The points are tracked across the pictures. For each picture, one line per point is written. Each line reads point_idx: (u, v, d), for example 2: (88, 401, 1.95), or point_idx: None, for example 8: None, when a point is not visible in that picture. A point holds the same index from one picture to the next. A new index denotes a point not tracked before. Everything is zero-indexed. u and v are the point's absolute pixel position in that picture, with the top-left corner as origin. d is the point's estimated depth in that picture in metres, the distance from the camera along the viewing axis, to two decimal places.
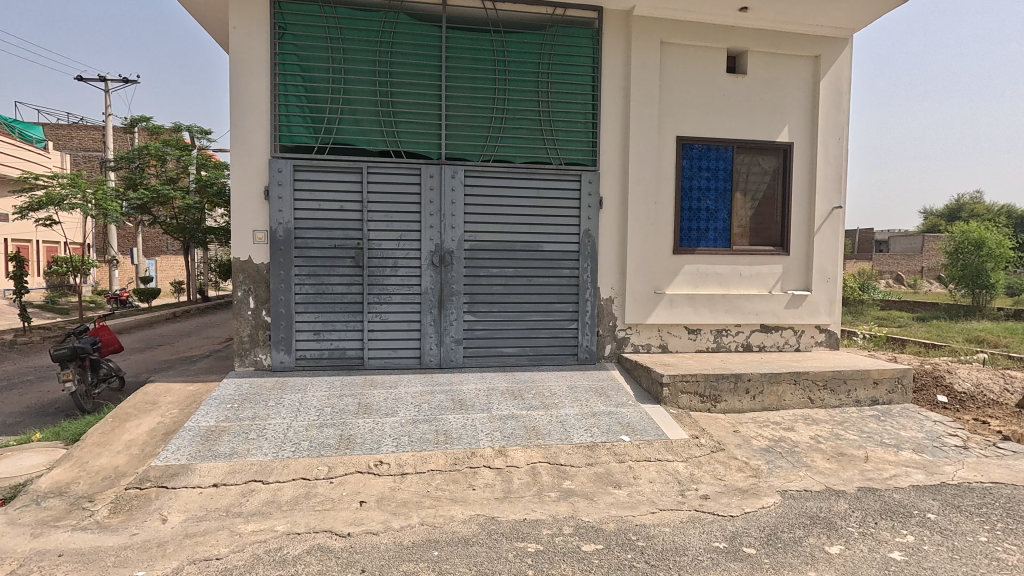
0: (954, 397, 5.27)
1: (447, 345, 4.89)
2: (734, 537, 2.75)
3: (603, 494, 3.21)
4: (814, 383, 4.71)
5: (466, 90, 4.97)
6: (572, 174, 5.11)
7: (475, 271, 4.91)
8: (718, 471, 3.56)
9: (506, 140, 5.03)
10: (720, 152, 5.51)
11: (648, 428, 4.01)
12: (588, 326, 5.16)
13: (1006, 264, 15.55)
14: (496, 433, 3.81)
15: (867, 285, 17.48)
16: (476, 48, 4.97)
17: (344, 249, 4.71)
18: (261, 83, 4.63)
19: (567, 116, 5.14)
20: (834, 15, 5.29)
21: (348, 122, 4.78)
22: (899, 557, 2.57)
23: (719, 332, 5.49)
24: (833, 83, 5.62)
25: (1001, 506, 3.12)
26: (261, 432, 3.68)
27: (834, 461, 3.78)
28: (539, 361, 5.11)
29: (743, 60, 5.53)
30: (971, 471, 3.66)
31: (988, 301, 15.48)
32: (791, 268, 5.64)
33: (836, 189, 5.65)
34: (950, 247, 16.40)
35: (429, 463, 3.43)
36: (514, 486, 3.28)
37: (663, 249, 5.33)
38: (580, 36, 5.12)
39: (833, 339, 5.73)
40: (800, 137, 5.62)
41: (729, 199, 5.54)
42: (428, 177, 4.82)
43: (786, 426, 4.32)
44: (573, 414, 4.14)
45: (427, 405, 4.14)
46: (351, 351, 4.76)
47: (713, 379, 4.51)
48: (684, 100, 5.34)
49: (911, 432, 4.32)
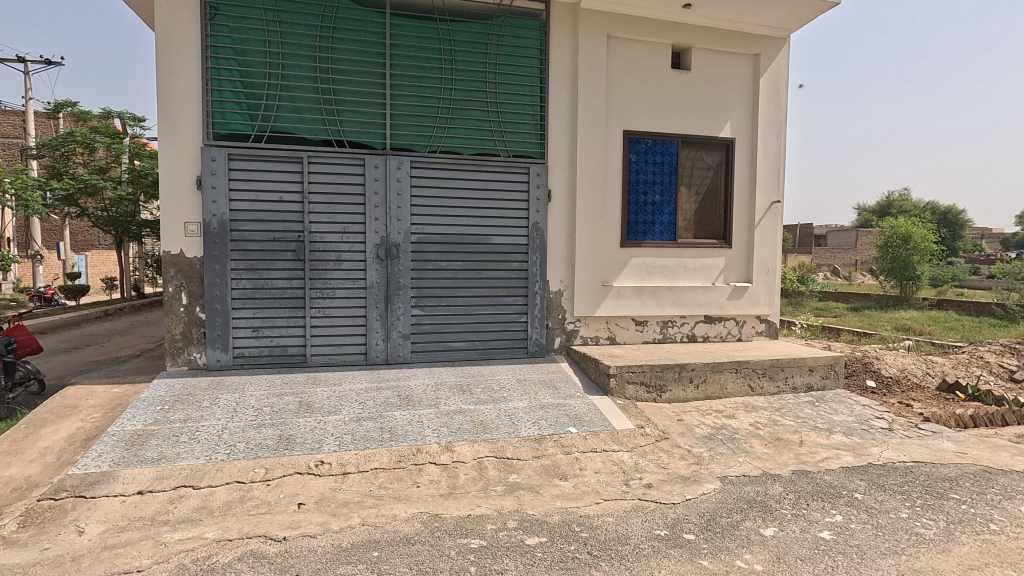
0: (881, 381, 5.59)
1: (394, 341, 4.78)
2: (675, 524, 2.79)
3: (548, 486, 3.21)
4: (755, 372, 4.87)
5: (412, 79, 4.84)
6: (520, 166, 5.08)
7: (423, 264, 4.81)
8: (662, 459, 3.63)
9: (453, 130, 4.93)
10: (666, 146, 5.60)
11: (595, 419, 4.05)
12: (537, 319, 5.17)
13: (931, 258, 16.59)
14: (444, 429, 3.75)
15: (806, 278, 18.32)
16: (422, 36, 4.85)
17: (284, 242, 4.53)
18: (190, 68, 4.38)
19: (514, 108, 5.09)
20: (773, 14, 5.45)
21: (287, 109, 4.56)
22: (828, 536, 2.68)
23: (665, 324, 5.61)
24: (772, 80, 5.81)
25: (920, 484, 3.31)
26: (193, 434, 3.49)
27: (771, 446, 3.91)
28: (488, 355, 5.07)
29: (688, 56, 5.63)
30: (895, 451, 3.86)
31: (915, 292, 16.46)
32: (733, 260, 5.82)
33: (775, 183, 5.86)
34: (881, 241, 17.32)
35: (373, 462, 3.35)
36: (460, 481, 3.23)
37: (611, 243, 5.40)
38: (526, 27, 5.08)
39: (772, 328, 5.98)
40: (742, 132, 5.79)
41: (674, 193, 5.64)
42: (372, 168, 4.67)
43: (727, 414, 4.45)
44: (521, 407, 4.12)
45: (372, 402, 4.03)
46: (294, 348, 4.59)
47: (659, 369, 4.59)
48: (630, 95, 5.40)
49: (842, 416, 4.54)
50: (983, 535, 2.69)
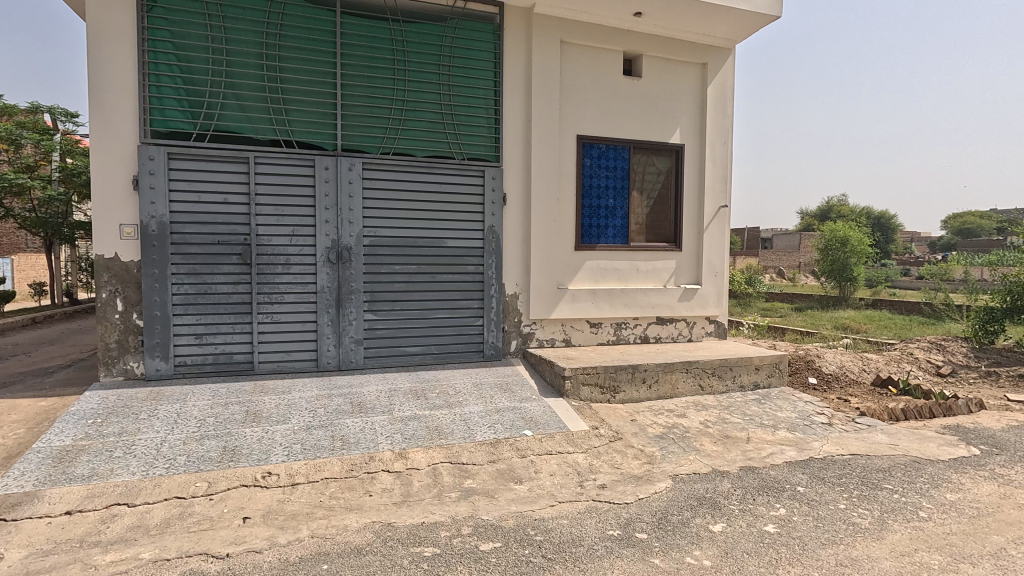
0: (822, 378, 5.86)
1: (347, 346, 4.66)
2: (628, 524, 2.83)
3: (503, 491, 3.20)
4: (704, 371, 5.01)
5: (364, 79, 4.75)
6: (475, 169, 5.07)
7: (376, 268, 4.72)
8: (615, 460, 3.68)
9: (407, 132, 4.87)
10: (618, 152, 5.71)
11: (550, 421, 4.07)
12: (493, 323, 5.15)
13: (867, 260, 17.55)
14: (398, 435, 3.68)
15: (754, 279, 19.03)
16: (374, 36, 4.77)
17: (229, 245, 4.36)
18: (125, 62, 4.16)
19: (468, 111, 5.07)
20: (718, 25, 5.64)
21: (231, 107, 4.39)
22: (772, 530, 2.77)
23: (619, 326, 5.70)
24: (718, 89, 6.01)
25: (857, 476, 3.48)
26: (129, 448, 3.30)
27: (719, 443, 4.03)
28: (444, 359, 5.02)
29: (639, 64, 5.76)
30: (835, 445, 4.05)
31: (853, 292, 17.38)
32: (684, 262, 5.98)
33: (723, 189, 6.07)
34: (821, 244, 18.20)
35: (323, 471, 3.25)
36: (414, 488, 3.18)
37: (566, 246, 5.45)
38: (480, 30, 5.07)
39: (721, 329, 6.18)
40: (690, 139, 5.96)
41: (626, 197, 5.75)
42: (322, 169, 4.55)
43: (678, 413, 4.56)
44: (477, 411, 4.09)
45: (323, 410, 3.92)
46: (240, 356, 4.41)
47: (613, 370, 4.66)
48: (583, 100, 5.48)
49: (786, 412, 4.73)
50: (913, 522, 2.85)
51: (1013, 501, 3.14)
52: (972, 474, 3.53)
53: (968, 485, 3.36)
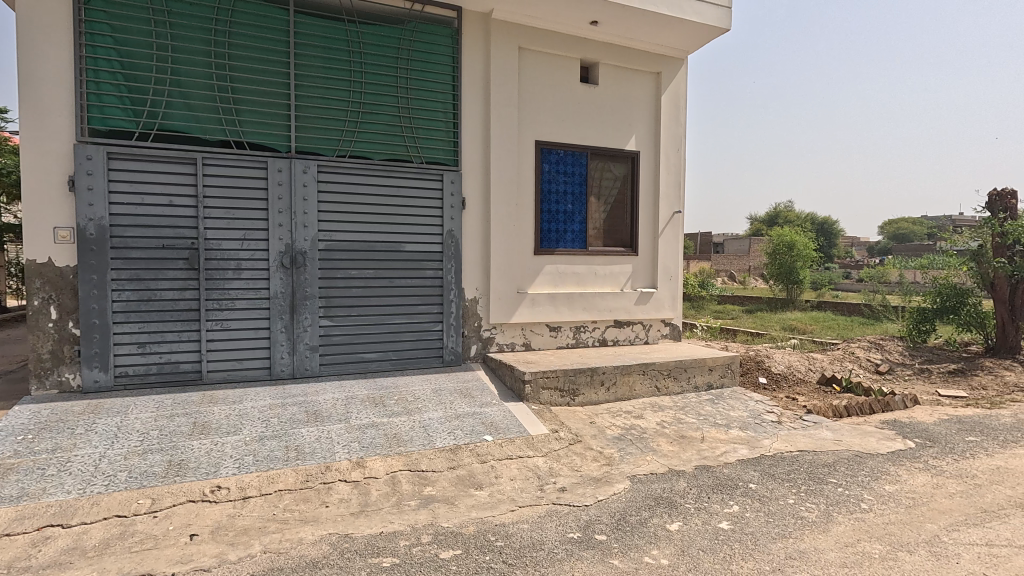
0: (771, 378, 6.09)
1: (301, 353, 4.53)
2: (588, 526, 2.86)
3: (464, 497, 3.18)
4: (661, 373, 5.13)
5: (319, 80, 4.65)
6: (433, 173, 5.03)
7: (332, 273, 4.62)
8: (575, 462, 3.72)
9: (363, 135, 4.79)
10: (576, 157, 5.78)
11: (510, 425, 4.07)
12: (453, 328, 5.12)
13: (811, 264, 18.36)
14: (355, 444, 3.60)
15: (707, 282, 19.62)
16: (330, 37, 4.68)
17: (175, 249, 4.17)
18: (61, 56, 3.93)
19: (427, 114, 5.04)
20: (671, 36, 5.81)
21: (177, 106, 4.21)
22: (726, 527, 2.85)
23: (578, 329, 5.76)
24: (672, 98, 6.19)
25: (804, 471, 3.63)
26: (64, 466, 3.10)
27: (675, 443, 4.13)
28: (402, 365, 4.95)
29: (596, 71, 5.86)
30: (784, 442, 4.21)
31: (799, 295, 18.15)
32: (640, 267, 6.11)
33: (676, 195, 6.24)
34: (770, 249, 18.94)
35: (276, 483, 3.14)
36: (372, 498, 3.11)
37: (525, 250, 5.48)
38: (438, 34, 5.05)
39: (676, 331, 6.35)
40: (646, 146, 6.11)
41: (584, 202, 5.83)
42: (275, 171, 4.43)
43: (636, 414, 4.65)
44: (436, 418, 4.05)
45: (276, 420, 3.80)
46: (187, 365, 4.22)
47: (572, 374, 4.70)
48: (541, 106, 5.54)
49: (738, 412, 4.88)
50: (856, 514, 2.99)
51: (945, 490, 3.34)
52: (909, 466, 3.73)
53: (905, 476, 3.55)
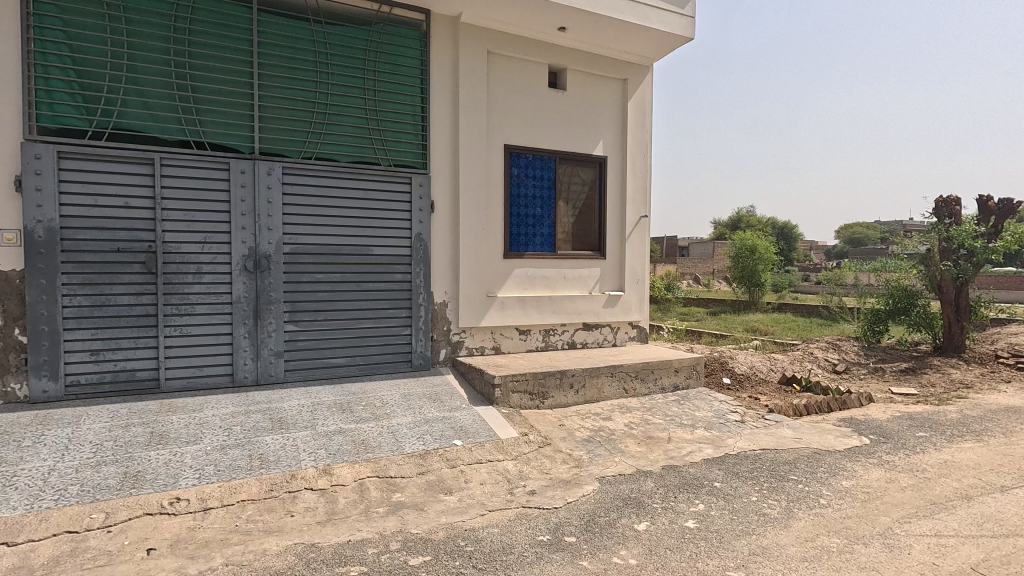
0: (735, 378, 6.25)
1: (265, 359, 4.42)
2: (557, 528, 2.87)
3: (433, 503, 3.15)
4: (628, 375, 5.20)
5: (284, 81, 4.56)
6: (402, 176, 4.99)
7: (297, 277, 4.52)
8: (544, 465, 3.73)
9: (329, 137, 4.72)
10: (544, 162, 5.82)
11: (480, 430, 4.06)
12: (421, 332, 5.08)
13: (772, 267, 18.92)
14: (322, 451, 3.53)
15: (673, 285, 20.01)
16: (295, 37, 4.59)
17: (131, 253, 4.02)
18: (6, 50, 3.74)
19: (394, 117, 4.99)
20: (637, 43, 5.92)
21: (134, 104, 4.06)
22: (692, 525, 2.91)
23: (547, 332, 5.79)
24: (638, 104, 6.30)
25: (767, 469, 3.73)
26: (10, 481, 2.95)
27: (643, 444, 4.19)
28: (370, 371, 4.88)
29: (564, 77, 5.92)
30: (747, 441, 4.32)
31: (761, 297, 18.68)
32: (608, 270, 6.18)
33: (643, 199, 6.35)
34: (733, 252, 19.45)
35: (239, 494, 3.05)
36: (339, 506, 3.06)
37: (494, 254, 5.48)
38: (406, 37, 5.02)
39: (643, 333, 6.45)
40: (613, 151, 6.20)
41: (553, 206, 5.87)
42: (238, 173, 4.32)
43: (604, 416, 4.70)
44: (405, 423, 4.01)
45: (239, 428, 3.69)
46: (144, 373, 4.07)
47: (541, 377, 4.72)
48: (510, 110, 5.56)
49: (703, 412, 4.99)
50: (815, 509, 3.10)
51: (897, 484, 3.49)
52: (864, 462, 3.88)
53: (861, 472, 3.69)
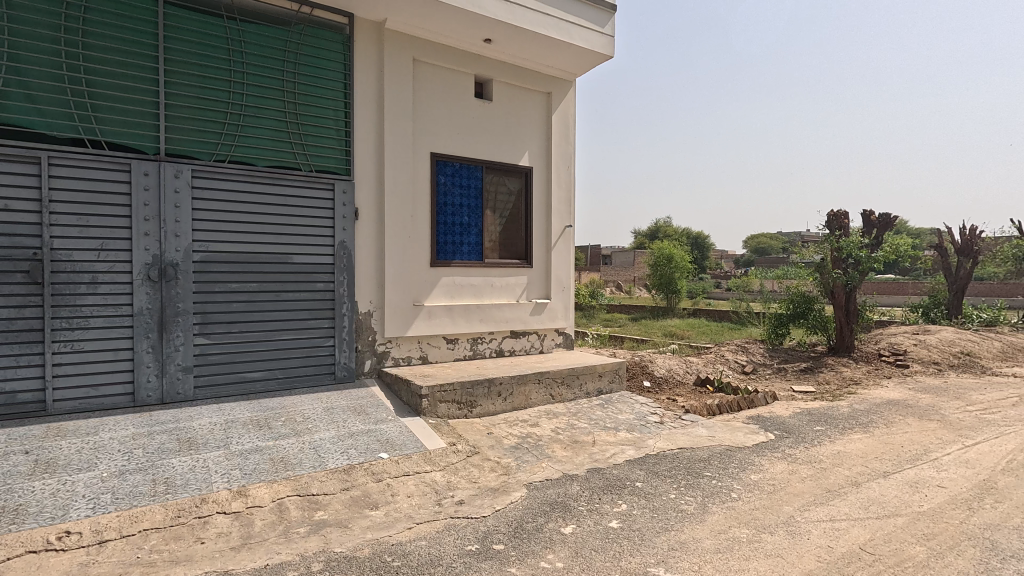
0: (654, 381, 6.54)
1: (171, 376, 4.11)
2: (485, 537, 2.87)
3: (358, 519, 3.06)
4: (555, 381, 5.30)
5: (194, 79, 4.29)
6: (323, 182, 4.83)
7: (209, 286, 4.25)
8: (473, 474, 3.73)
9: (245, 140, 4.48)
10: (471, 171, 5.85)
11: (407, 441, 3.99)
12: (345, 343, 4.92)
13: (688, 275, 20.01)
14: (236, 472, 3.33)
15: (597, 292, 20.67)
16: (207, 34, 4.35)
17: (12, 261, 3.61)
18: None
19: (316, 121, 4.83)
20: (561, 59, 6.11)
21: (17, 97, 3.66)
22: (616, 525, 3.01)
23: (474, 341, 5.80)
24: (562, 118, 6.49)
25: (684, 467, 3.94)
26: None
27: (569, 448, 4.29)
28: (290, 385, 4.66)
29: (490, 88, 5.99)
30: (666, 441, 4.54)
31: (677, 303, 19.69)
32: (534, 278, 6.29)
33: (567, 209, 6.53)
34: (652, 260, 20.39)
35: (141, 523, 2.81)
36: (256, 529, 2.89)
37: (420, 263, 5.43)
38: (328, 39, 4.89)
39: (568, 340, 6.60)
40: (538, 162, 6.33)
41: (480, 215, 5.91)
42: (140, 175, 4.01)
43: (532, 422, 4.76)
44: (328, 437, 3.86)
45: (141, 451, 3.41)
46: (26, 395, 3.66)
47: (469, 386, 4.72)
48: (436, 119, 5.55)
49: (625, 414, 5.19)
50: (727, 503, 3.30)
51: (798, 475, 3.79)
52: (769, 456, 4.18)
53: (767, 465, 3.98)
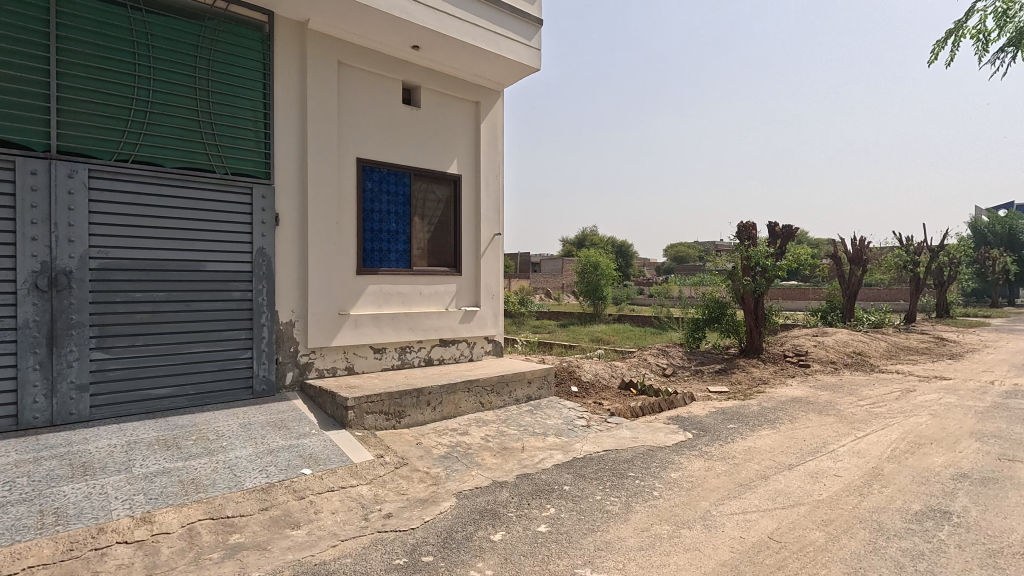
0: (582, 386, 6.71)
1: (63, 395, 3.73)
2: (414, 549, 2.82)
3: (278, 539, 2.91)
4: (484, 389, 5.31)
5: (93, 71, 3.95)
6: (240, 186, 4.59)
7: (109, 296, 3.91)
8: (401, 486, 3.65)
9: (152, 139, 4.18)
10: (399, 178, 5.77)
11: (331, 455, 3.85)
12: (264, 355, 4.68)
13: (614, 282, 20.70)
14: (140, 497, 3.07)
15: (527, 299, 20.93)
16: (108, 23, 4.02)
17: None
18: None
19: (232, 121, 4.59)
20: (488, 69, 6.18)
21: None
22: (544, 529, 3.05)
23: (403, 350, 5.70)
24: (490, 127, 6.55)
25: (609, 468, 4.06)
26: None
27: (498, 456, 4.31)
28: (202, 401, 4.37)
29: (417, 94, 5.95)
30: (592, 444, 4.67)
31: (604, 309, 20.32)
32: (464, 286, 6.29)
33: (496, 218, 6.59)
34: (579, 268, 20.92)
35: (25, 560, 2.53)
36: (162, 558, 2.68)
37: (346, 270, 5.28)
38: (246, 37, 4.67)
39: (498, 347, 6.64)
40: (467, 170, 6.35)
41: (408, 222, 5.83)
42: (26, 174, 3.62)
43: (461, 431, 4.74)
44: (244, 455, 3.65)
45: (26, 480, 3.07)
46: None
47: (397, 396, 4.62)
48: (362, 123, 5.43)
49: (554, 419, 5.28)
50: (649, 501, 3.44)
51: (714, 471, 4.02)
52: (688, 455, 4.41)
53: (686, 463, 4.19)
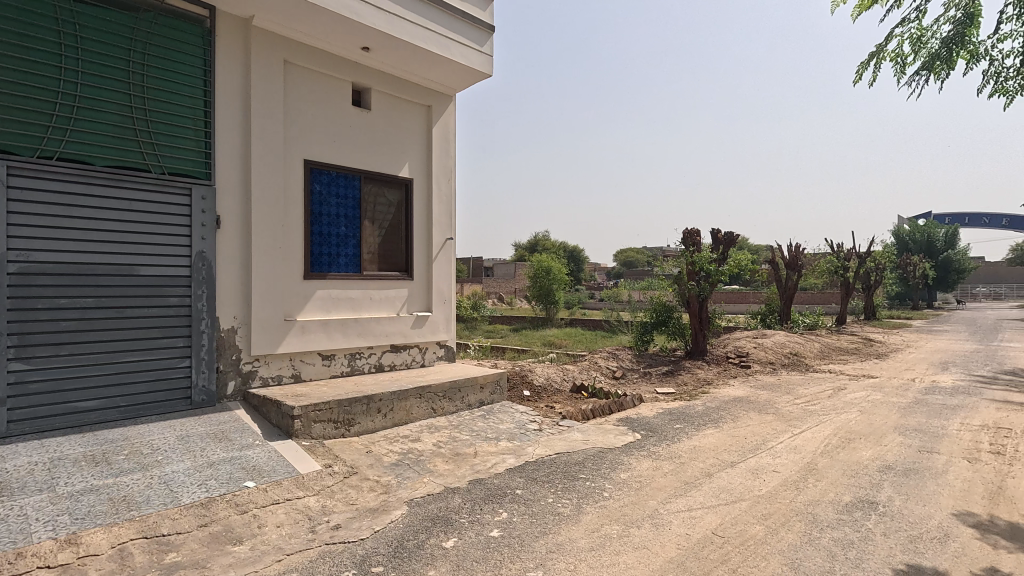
0: (534, 390, 6.76)
1: None
2: (363, 560, 2.76)
3: (219, 556, 2.78)
4: (436, 395, 5.27)
5: (13, 60, 3.68)
6: (178, 186, 4.38)
7: (29, 302, 3.64)
8: (350, 496, 3.57)
9: (80, 135, 3.93)
10: (348, 180, 5.66)
11: (276, 467, 3.71)
12: (204, 363, 4.47)
13: (565, 286, 20.97)
14: (64, 518, 2.87)
15: (480, 304, 20.92)
16: (30, 10, 3.76)
17: None
18: None
19: (170, 119, 4.37)
20: (440, 73, 6.16)
21: None
22: (496, 534, 3.06)
23: (352, 356, 5.57)
24: (442, 131, 6.52)
25: (561, 471, 4.11)
26: None
27: (450, 462, 4.28)
28: (135, 413, 4.12)
29: (368, 96, 5.85)
30: (544, 447, 4.71)
31: (556, 313, 20.55)
32: (416, 291, 6.22)
33: (448, 222, 6.56)
34: (531, 272, 21.09)
35: None
36: None
37: (292, 275, 5.12)
38: (186, 31, 4.47)
39: (450, 352, 6.60)
40: (418, 174, 6.30)
41: (357, 226, 5.72)
42: None
43: (413, 438, 4.68)
44: (182, 470, 3.47)
45: None
46: None
47: (346, 404, 4.51)
48: (310, 124, 5.30)
49: (506, 424, 5.30)
50: (600, 502, 3.50)
51: (661, 470, 4.13)
52: (637, 455, 4.51)
53: (634, 464, 4.29)
